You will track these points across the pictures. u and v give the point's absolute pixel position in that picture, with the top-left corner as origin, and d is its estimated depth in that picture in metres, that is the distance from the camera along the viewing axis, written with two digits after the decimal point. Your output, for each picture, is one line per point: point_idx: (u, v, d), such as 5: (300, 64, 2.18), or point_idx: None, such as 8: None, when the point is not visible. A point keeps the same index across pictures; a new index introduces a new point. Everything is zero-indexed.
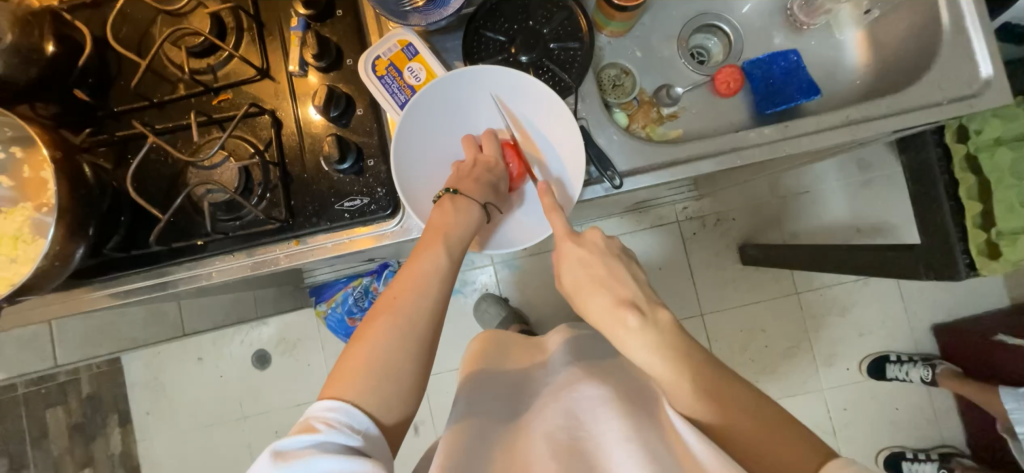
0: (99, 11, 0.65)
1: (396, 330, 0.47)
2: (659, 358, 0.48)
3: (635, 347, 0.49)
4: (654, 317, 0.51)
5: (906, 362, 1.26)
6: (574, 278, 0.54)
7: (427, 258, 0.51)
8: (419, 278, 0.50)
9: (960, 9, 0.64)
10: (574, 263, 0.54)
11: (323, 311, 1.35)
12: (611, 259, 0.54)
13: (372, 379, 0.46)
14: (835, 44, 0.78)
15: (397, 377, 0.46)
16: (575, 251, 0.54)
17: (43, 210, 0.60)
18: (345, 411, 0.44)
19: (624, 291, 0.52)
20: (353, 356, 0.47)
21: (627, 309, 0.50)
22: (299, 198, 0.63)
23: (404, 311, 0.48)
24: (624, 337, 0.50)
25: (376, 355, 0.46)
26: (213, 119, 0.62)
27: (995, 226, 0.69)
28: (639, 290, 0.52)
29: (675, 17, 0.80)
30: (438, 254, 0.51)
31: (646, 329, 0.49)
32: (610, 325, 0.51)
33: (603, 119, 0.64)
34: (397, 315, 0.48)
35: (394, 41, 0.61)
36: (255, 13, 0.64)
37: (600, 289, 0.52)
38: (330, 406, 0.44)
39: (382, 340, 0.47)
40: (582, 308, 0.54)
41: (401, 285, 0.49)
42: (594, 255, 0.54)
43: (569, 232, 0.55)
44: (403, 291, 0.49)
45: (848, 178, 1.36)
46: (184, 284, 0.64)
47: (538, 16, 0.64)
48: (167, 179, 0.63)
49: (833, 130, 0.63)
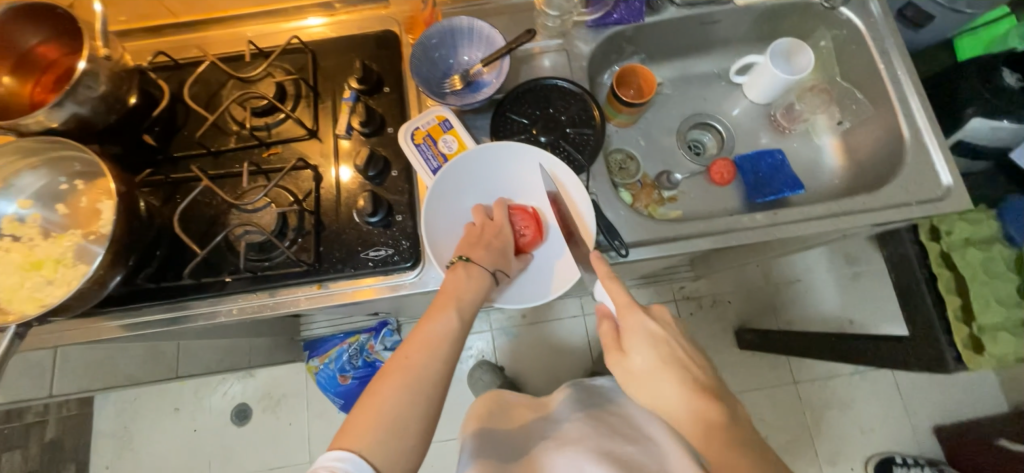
0: (178, 72, 0.75)
1: (406, 387, 0.49)
2: (729, 447, 0.49)
3: (711, 436, 0.50)
4: (724, 404, 0.53)
5: (912, 466, 1.23)
6: (647, 356, 0.55)
7: (439, 320, 0.54)
8: (431, 338, 0.53)
9: (918, 128, 0.74)
10: (644, 338, 0.55)
11: (314, 367, 1.32)
12: (678, 340, 0.56)
13: (381, 432, 0.47)
14: (814, 147, 0.89)
15: (403, 433, 0.48)
16: (649, 327, 0.56)
17: (90, 237, 0.65)
18: (354, 463, 0.45)
19: (694, 374, 0.54)
20: (362, 410, 0.48)
21: (699, 393, 0.52)
22: (328, 245, 0.67)
23: (416, 369, 0.51)
24: (693, 422, 0.51)
25: (386, 410, 0.48)
26: (262, 169, 0.69)
27: (976, 320, 0.73)
28: (702, 375, 0.55)
29: (674, 116, 0.91)
30: (450, 317, 0.55)
31: (711, 406, 0.52)
32: (688, 409, 0.52)
33: (611, 196, 0.71)
34: (408, 373, 0.50)
35: (432, 116, 0.70)
36: (314, 84, 0.74)
37: (673, 369, 0.54)
38: (339, 457, 0.45)
39: (393, 395, 0.49)
40: (650, 391, 0.54)
41: (413, 344, 0.53)
42: (665, 333, 0.56)
43: (635, 304, 0.56)
44: (415, 350, 0.52)
45: (837, 269, 1.43)
46: (203, 319, 0.66)
47: (557, 105, 0.74)
48: (209, 219, 0.68)
49: (818, 220, 0.70)
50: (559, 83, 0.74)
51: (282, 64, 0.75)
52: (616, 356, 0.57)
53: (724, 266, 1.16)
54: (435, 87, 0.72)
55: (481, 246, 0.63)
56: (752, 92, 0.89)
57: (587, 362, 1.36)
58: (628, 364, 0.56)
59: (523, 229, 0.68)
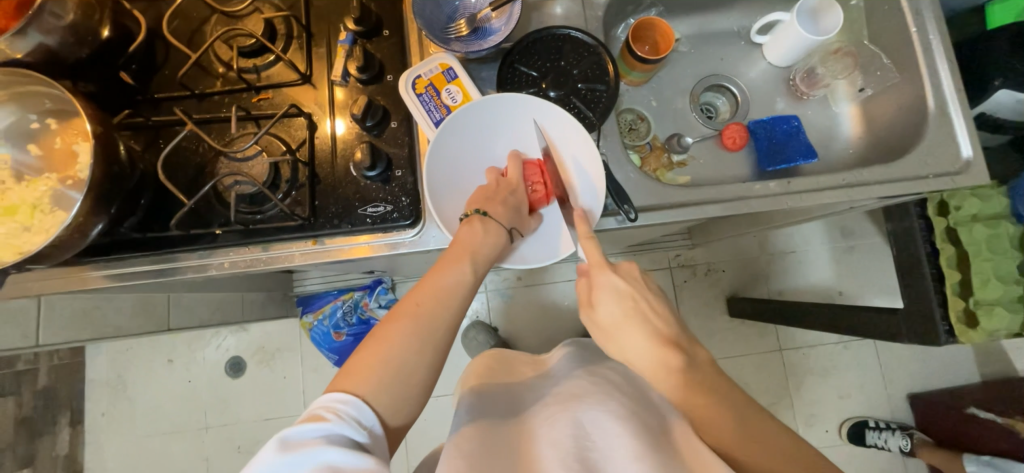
0: (156, 4, 0.69)
1: (415, 336, 0.47)
2: (690, 392, 0.50)
3: (670, 382, 0.50)
4: (687, 350, 0.53)
5: (885, 429, 1.29)
6: (612, 312, 0.54)
7: (453, 272, 0.52)
8: (444, 289, 0.51)
9: (943, 97, 0.71)
10: (613, 295, 0.55)
11: (308, 324, 1.32)
12: (644, 293, 0.56)
13: (386, 378, 0.46)
14: (830, 115, 0.86)
15: (410, 380, 0.46)
16: (614, 283, 0.55)
17: (67, 182, 0.60)
18: (356, 405, 0.44)
19: (658, 326, 0.54)
20: (367, 354, 0.47)
21: (667, 345, 0.52)
22: (323, 199, 0.64)
23: (426, 317, 0.48)
24: (662, 371, 0.51)
25: (393, 357, 0.46)
26: (251, 115, 0.65)
27: (973, 295, 0.74)
28: (670, 323, 0.55)
29: (689, 75, 0.87)
30: (464, 270, 0.53)
31: (672, 351, 0.51)
32: (649, 358, 0.52)
33: (621, 157, 0.68)
34: (418, 320, 0.48)
35: (435, 64, 0.65)
36: (306, 23, 0.68)
37: (636, 320, 0.53)
38: (340, 399, 0.44)
39: (400, 344, 0.47)
40: (618, 345, 0.54)
41: (425, 291, 0.50)
42: (632, 289, 0.55)
43: (604, 262, 0.56)
44: (426, 298, 0.50)
45: (833, 242, 1.43)
46: (192, 272, 0.64)
47: (569, 57, 0.69)
48: (195, 168, 0.64)
49: (830, 190, 0.68)
50: (572, 33, 0.69)
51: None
52: (590, 313, 0.57)
53: (723, 235, 1.15)
54: (438, 31, 0.67)
55: (494, 203, 0.60)
56: (773, 54, 0.84)
57: (580, 325, 1.37)
58: (599, 321, 0.56)
59: (536, 185, 0.66)
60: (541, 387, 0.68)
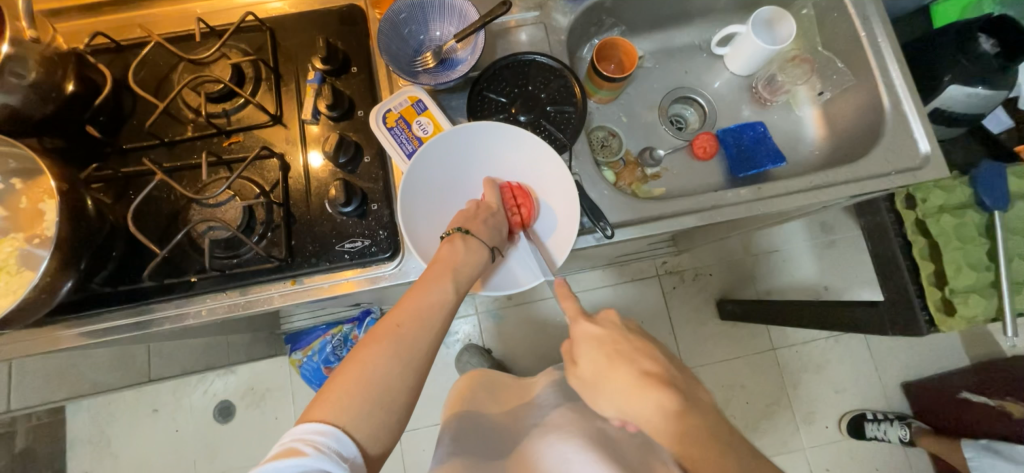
0: (121, 55, 0.69)
1: (397, 358, 0.47)
2: (692, 439, 0.44)
3: (664, 430, 0.46)
4: (685, 393, 0.48)
5: (883, 420, 1.29)
6: (593, 360, 0.52)
7: (435, 291, 0.52)
8: (426, 308, 0.50)
9: (898, 96, 0.74)
10: (590, 339, 0.54)
11: (298, 360, 1.29)
12: (627, 335, 0.54)
13: (367, 404, 0.44)
14: (795, 119, 0.88)
15: (391, 405, 0.45)
16: (590, 328, 0.54)
17: (34, 241, 0.59)
18: (335, 436, 0.42)
19: (648, 366, 0.50)
20: (346, 378, 0.45)
21: (656, 385, 0.48)
22: (300, 238, 0.64)
23: (406, 340, 0.48)
24: (654, 418, 0.46)
25: (374, 382, 0.45)
26: (223, 159, 0.65)
27: (949, 284, 0.75)
28: (663, 366, 0.50)
29: (656, 89, 0.89)
30: (445, 289, 0.53)
31: (663, 393, 0.47)
32: (640, 405, 0.48)
33: (594, 175, 0.69)
34: (399, 343, 0.47)
35: (405, 97, 0.66)
36: (274, 66, 0.68)
37: (621, 364, 0.51)
38: (318, 429, 0.42)
39: (381, 367, 0.46)
40: (608, 396, 0.51)
41: (405, 312, 0.50)
42: (610, 332, 0.54)
43: (581, 312, 0.55)
44: (407, 320, 0.49)
45: (813, 238, 1.46)
46: (169, 322, 0.62)
47: (536, 82, 0.71)
48: (167, 217, 0.64)
49: (800, 193, 0.70)
50: (538, 58, 0.71)
51: (237, 44, 0.69)
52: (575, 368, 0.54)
53: (705, 240, 1.17)
54: (406, 65, 0.68)
55: (476, 223, 0.61)
56: (734, 64, 0.87)
57: None
58: (588, 370, 0.52)
59: (515, 209, 0.66)
60: (529, 416, 0.67)
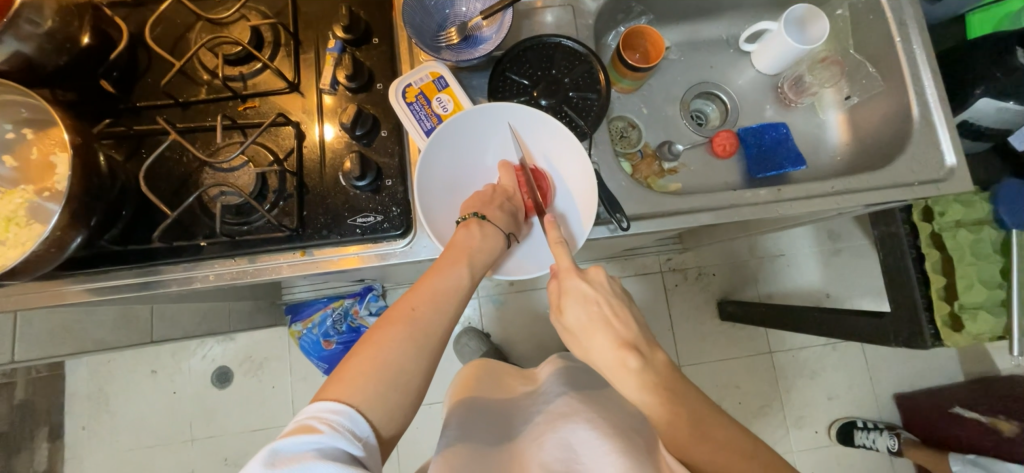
0: (138, 10, 0.67)
1: (412, 341, 0.47)
2: (657, 401, 0.48)
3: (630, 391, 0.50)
4: (654, 359, 0.52)
5: (873, 429, 1.31)
6: (577, 317, 0.54)
7: (449, 275, 0.51)
8: (441, 292, 0.50)
9: (927, 106, 0.73)
10: (578, 299, 0.54)
11: (298, 332, 1.28)
12: (612, 298, 0.55)
13: (381, 385, 0.44)
14: (818, 122, 0.87)
15: (404, 387, 0.45)
16: (580, 287, 0.54)
17: (44, 194, 0.59)
18: (349, 416, 0.42)
19: (623, 332, 0.53)
20: (361, 359, 0.45)
21: (631, 352, 0.51)
22: (312, 209, 0.63)
23: (421, 323, 0.48)
24: (625, 383, 0.50)
25: (388, 363, 0.45)
26: (237, 124, 0.63)
27: (958, 299, 0.75)
28: (638, 333, 0.53)
29: (679, 82, 0.87)
30: (461, 274, 0.52)
31: (634, 360, 0.50)
32: (612, 368, 0.51)
33: (613, 166, 0.68)
34: (414, 325, 0.47)
35: (426, 72, 0.65)
36: (294, 31, 0.67)
37: (601, 327, 0.53)
38: (332, 409, 0.42)
39: (396, 348, 0.46)
40: (584, 350, 0.54)
41: (420, 295, 0.49)
42: (598, 293, 0.55)
43: (573, 268, 0.55)
44: (422, 303, 0.49)
45: (820, 245, 1.45)
46: (177, 284, 0.62)
47: (561, 66, 0.69)
48: (179, 178, 0.63)
49: (821, 197, 0.69)
50: (563, 42, 0.69)
51: (257, 6, 0.67)
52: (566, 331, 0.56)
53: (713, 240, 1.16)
54: (429, 40, 0.66)
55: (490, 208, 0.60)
56: (761, 62, 0.85)
57: None
58: (576, 336, 0.54)
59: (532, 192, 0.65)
60: (532, 404, 0.68)
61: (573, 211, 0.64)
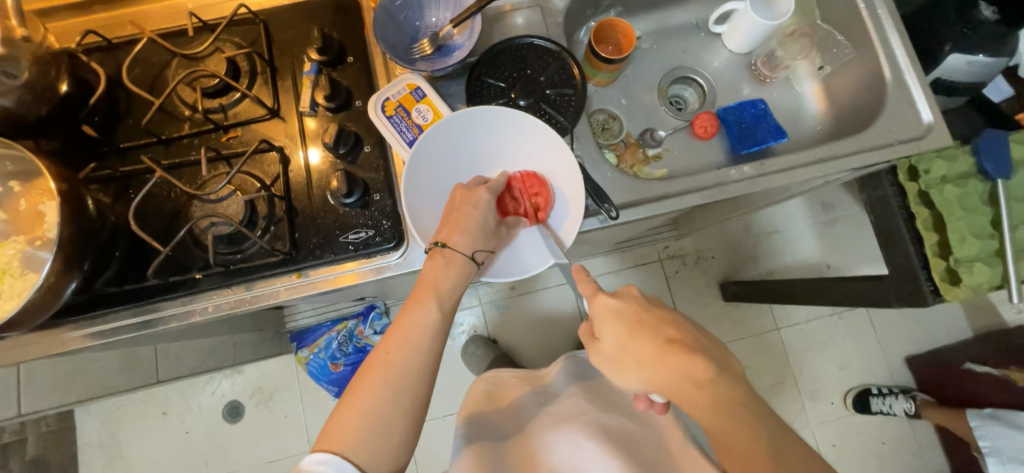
0: (113, 53, 0.68)
1: (387, 387, 0.49)
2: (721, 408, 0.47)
3: (694, 401, 0.47)
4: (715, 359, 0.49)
5: (888, 395, 1.29)
6: (617, 334, 0.51)
7: (419, 313, 0.53)
8: (412, 333, 0.52)
9: (898, 68, 0.74)
10: (615, 316, 0.52)
11: (304, 358, 1.28)
12: (649, 307, 0.53)
13: (364, 430, 0.47)
14: (795, 95, 0.88)
15: (388, 426, 0.48)
16: (612, 304, 0.53)
17: (36, 243, 0.59)
18: (335, 463, 0.45)
19: (674, 335, 0.50)
20: (342, 412, 0.49)
21: (690, 354, 0.48)
22: (303, 231, 0.63)
23: (395, 366, 0.50)
24: (694, 392, 0.47)
25: (367, 409, 0.48)
26: (222, 155, 0.64)
27: (952, 254, 0.75)
28: (689, 333, 0.51)
29: (655, 70, 0.88)
30: (429, 309, 0.53)
31: (694, 362, 0.47)
32: (671, 376, 0.48)
33: (597, 158, 0.69)
34: (389, 368, 0.50)
35: (403, 85, 0.65)
36: (269, 58, 0.68)
37: (646, 335, 0.50)
38: (320, 459, 0.46)
39: (375, 395, 0.49)
40: (636, 370, 0.50)
41: (393, 339, 0.52)
42: (630, 304, 0.53)
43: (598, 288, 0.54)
44: (395, 346, 0.51)
45: (814, 217, 1.46)
46: (176, 320, 0.62)
47: (535, 65, 0.70)
48: (169, 213, 0.63)
49: (804, 167, 0.70)
50: (535, 41, 0.70)
51: (231, 37, 0.68)
52: (593, 345, 0.53)
53: (707, 222, 1.17)
54: (402, 53, 0.67)
55: (466, 206, 0.60)
56: (732, 42, 0.86)
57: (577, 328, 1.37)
58: (631, 366, 0.50)
59: (532, 199, 0.66)
60: (534, 405, 0.75)
61: (567, 220, 0.64)
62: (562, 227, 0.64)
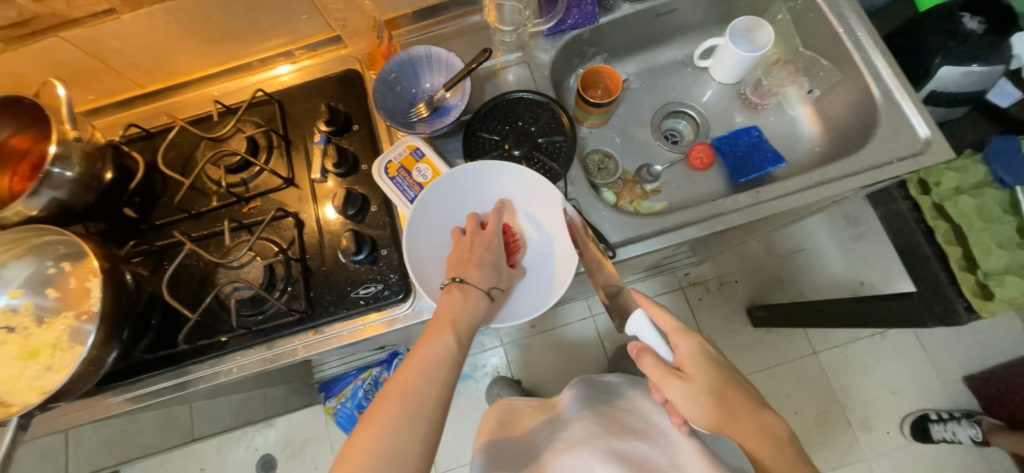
0: (152, 141, 0.76)
1: (404, 414, 0.51)
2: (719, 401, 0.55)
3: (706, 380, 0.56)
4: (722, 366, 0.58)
5: (950, 420, 1.19)
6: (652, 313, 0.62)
7: (436, 343, 0.56)
8: (428, 363, 0.55)
9: (888, 86, 0.74)
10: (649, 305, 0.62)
11: (332, 408, 1.32)
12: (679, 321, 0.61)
13: (382, 456, 0.49)
14: (789, 119, 0.88)
15: (404, 455, 0.49)
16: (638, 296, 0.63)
17: (82, 317, 0.65)
18: None
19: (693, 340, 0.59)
20: (360, 439, 0.50)
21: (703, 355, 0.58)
22: (317, 289, 0.67)
23: (413, 393, 0.52)
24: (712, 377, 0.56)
25: (384, 436, 0.49)
26: (243, 224, 0.70)
27: (980, 267, 0.71)
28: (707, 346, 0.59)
29: (647, 108, 0.91)
30: (446, 340, 0.56)
31: (700, 360, 0.57)
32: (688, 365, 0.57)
33: (592, 199, 0.71)
34: (407, 396, 0.52)
35: (403, 147, 0.70)
36: (284, 133, 0.74)
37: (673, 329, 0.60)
38: None
39: (392, 421, 0.50)
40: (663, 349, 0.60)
41: (411, 368, 0.54)
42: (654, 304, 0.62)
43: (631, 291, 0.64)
44: (413, 374, 0.54)
45: (839, 233, 1.41)
46: (205, 381, 0.67)
47: (526, 117, 0.74)
48: (198, 281, 0.69)
49: (803, 192, 0.70)
50: (524, 95, 0.75)
51: (251, 117, 0.76)
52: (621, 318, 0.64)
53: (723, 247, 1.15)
54: (401, 117, 0.72)
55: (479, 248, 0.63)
56: (719, 74, 0.88)
57: (600, 364, 1.35)
58: (697, 383, 0.56)
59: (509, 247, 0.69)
60: (549, 428, 0.75)
61: (555, 271, 0.66)
62: (551, 276, 0.66)
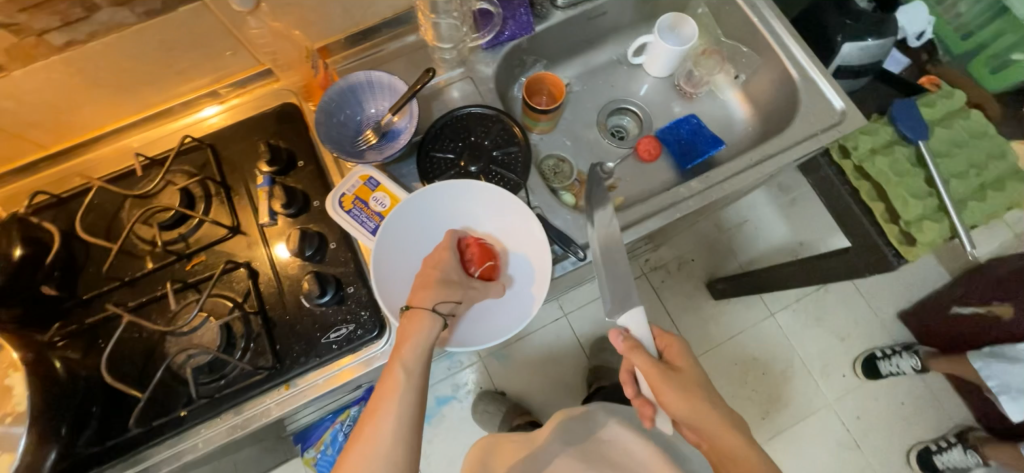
0: (65, 207, 0.68)
1: (368, 459, 0.52)
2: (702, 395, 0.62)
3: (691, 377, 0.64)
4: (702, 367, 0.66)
5: (892, 355, 1.32)
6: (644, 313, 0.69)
7: (387, 379, 0.55)
8: (383, 401, 0.54)
9: (802, 66, 0.81)
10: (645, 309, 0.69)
11: (310, 459, 1.26)
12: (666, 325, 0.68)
13: None
14: (721, 103, 0.94)
15: None
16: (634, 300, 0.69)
17: (6, 419, 0.52)
18: None
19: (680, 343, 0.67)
20: None
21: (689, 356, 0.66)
22: (284, 341, 0.63)
23: (374, 436, 0.52)
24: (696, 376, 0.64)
25: None
26: (189, 283, 0.64)
27: (901, 217, 0.80)
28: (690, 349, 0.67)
29: (590, 108, 0.94)
30: (396, 374, 0.55)
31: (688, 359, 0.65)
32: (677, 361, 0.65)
33: (554, 204, 0.72)
34: (368, 440, 0.52)
35: (356, 177, 0.68)
36: (221, 179, 0.69)
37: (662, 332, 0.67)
38: None
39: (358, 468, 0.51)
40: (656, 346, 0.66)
41: (368, 410, 0.54)
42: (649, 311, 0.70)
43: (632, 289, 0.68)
44: (370, 417, 0.54)
45: (776, 201, 1.52)
46: (167, 464, 0.60)
47: (478, 131, 0.74)
48: (144, 354, 0.62)
49: (745, 172, 0.75)
50: (472, 110, 0.74)
51: (180, 166, 0.70)
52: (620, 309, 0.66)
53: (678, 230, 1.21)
54: (349, 146, 0.70)
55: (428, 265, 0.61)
56: (653, 68, 0.93)
57: (580, 361, 1.36)
58: (686, 375, 0.63)
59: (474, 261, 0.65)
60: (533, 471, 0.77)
61: (531, 282, 0.66)
62: (526, 288, 0.66)
